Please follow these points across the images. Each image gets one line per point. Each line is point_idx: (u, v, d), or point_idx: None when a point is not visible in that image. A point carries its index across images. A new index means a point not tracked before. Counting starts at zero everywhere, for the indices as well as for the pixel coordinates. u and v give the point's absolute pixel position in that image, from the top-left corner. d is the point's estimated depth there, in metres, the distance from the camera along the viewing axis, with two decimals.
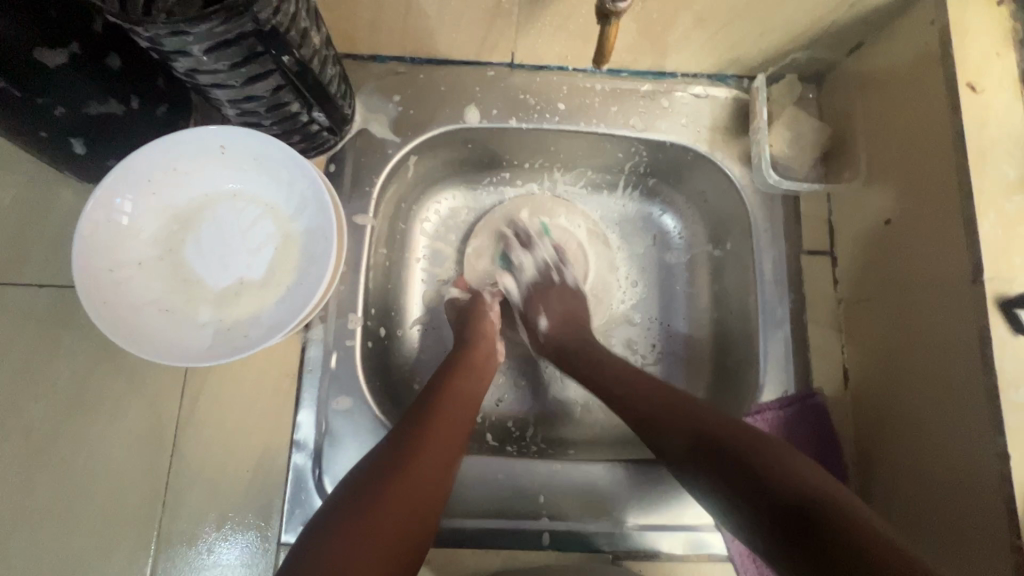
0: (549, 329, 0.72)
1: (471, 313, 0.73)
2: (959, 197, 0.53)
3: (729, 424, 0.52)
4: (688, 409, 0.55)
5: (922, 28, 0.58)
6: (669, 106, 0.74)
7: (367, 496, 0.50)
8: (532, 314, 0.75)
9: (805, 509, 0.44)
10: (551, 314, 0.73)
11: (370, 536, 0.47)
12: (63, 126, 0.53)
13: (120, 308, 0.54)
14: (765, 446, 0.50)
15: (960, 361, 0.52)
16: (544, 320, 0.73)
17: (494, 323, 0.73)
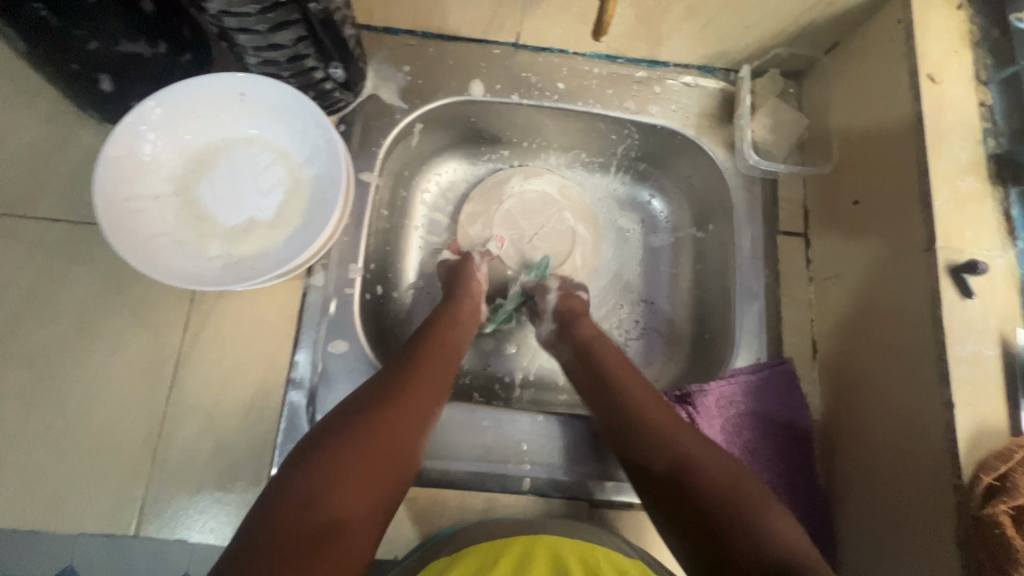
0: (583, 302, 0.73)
1: (458, 270, 0.76)
2: (918, 175, 0.58)
3: (669, 437, 0.54)
4: (637, 413, 0.57)
5: (891, 26, 0.64)
6: (661, 93, 0.79)
7: (358, 418, 0.52)
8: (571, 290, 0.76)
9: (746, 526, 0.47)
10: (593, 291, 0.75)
11: (361, 454, 0.50)
12: (95, 61, 0.56)
13: (136, 235, 0.57)
14: (699, 460, 0.52)
15: (913, 320, 0.57)
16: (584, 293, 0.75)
17: (480, 284, 0.76)
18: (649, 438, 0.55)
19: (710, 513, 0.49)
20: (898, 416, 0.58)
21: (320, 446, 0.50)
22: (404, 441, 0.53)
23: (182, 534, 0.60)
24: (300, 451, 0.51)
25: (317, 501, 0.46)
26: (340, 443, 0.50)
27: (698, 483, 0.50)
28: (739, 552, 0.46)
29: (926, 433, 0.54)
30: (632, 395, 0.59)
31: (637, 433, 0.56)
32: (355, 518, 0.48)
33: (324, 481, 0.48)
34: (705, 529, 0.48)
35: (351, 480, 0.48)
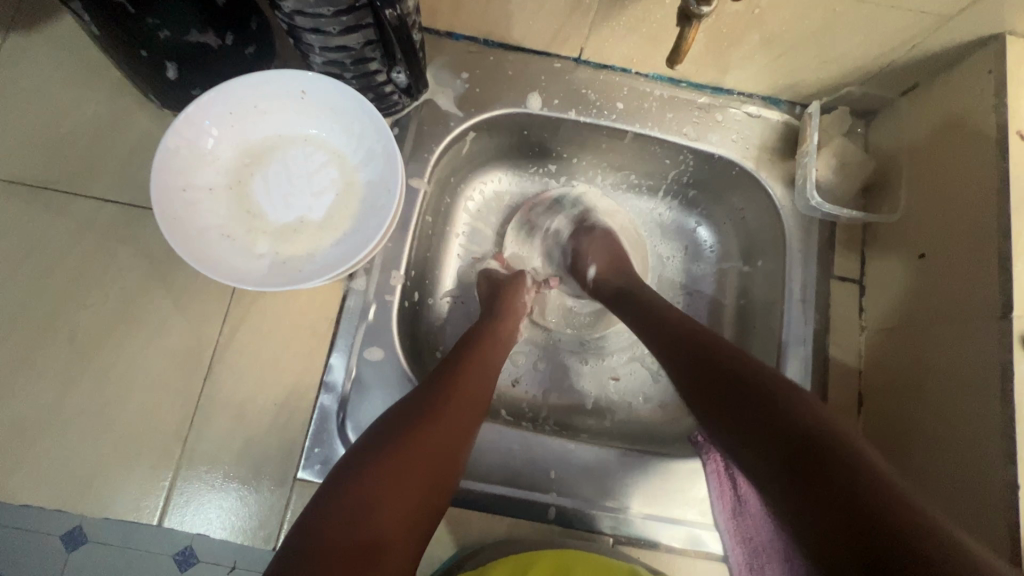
0: (597, 275, 0.76)
1: (504, 288, 0.75)
2: (997, 236, 0.55)
3: (780, 384, 0.50)
4: (704, 347, 0.56)
5: (980, 75, 0.61)
6: (722, 121, 0.77)
7: (400, 433, 0.51)
8: (582, 261, 0.78)
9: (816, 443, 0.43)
10: (600, 261, 0.76)
11: (404, 472, 0.48)
12: (163, 50, 0.56)
13: (188, 226, 0.56)
14: (811, 409, 0.47)
15: (978, 390, 0.54)
16: (593, 267, 0.76)
17: (524, 303, 0.75)
18: (750, 385, 0.50)
19: (834, 456, 0.42)
20: (950, 487, 0.55)
21: (361, 462, 0.49)
22: (439, 455, 0.51)
23: (203, 530, 0.60)
24: (341, 469, 0.50)
25: (351, 524, 0.45)
26: (381, 459, 0.49)
27: (815, 428, 0.44)
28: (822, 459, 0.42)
29: (979, 512, 0.52)
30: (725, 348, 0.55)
31: (723, 372, 0.52)
32: (396, 540, 0.46)
33: (366, 498, 0.46)
34: (827, 473, 0.41)
35: (385, 498, 0.47)
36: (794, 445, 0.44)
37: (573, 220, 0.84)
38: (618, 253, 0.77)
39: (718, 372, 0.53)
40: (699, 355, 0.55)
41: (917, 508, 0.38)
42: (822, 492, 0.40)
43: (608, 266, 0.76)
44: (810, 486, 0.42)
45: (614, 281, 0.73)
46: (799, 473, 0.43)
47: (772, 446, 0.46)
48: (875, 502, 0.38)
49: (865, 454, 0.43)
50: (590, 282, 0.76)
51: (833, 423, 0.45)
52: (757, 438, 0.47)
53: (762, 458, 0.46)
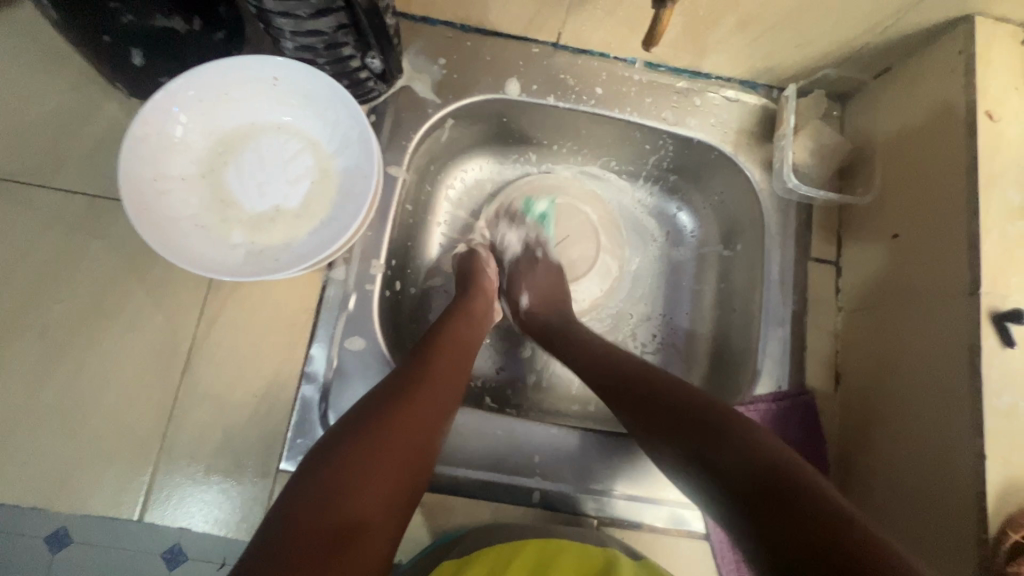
0: (530, 308, 0.73)
1: (473, 266, 0.75)
2: (966, 214, 0.56)
3: (724, 418, 0.49)
4: (655, 391, 0.55)
5: (950, 56, 0.61)
6: (700, 105, 0.77)
7: (374, 419, 0.51)
8: (514, 290, 0.75)
9: (781, 475, 0.43)
10: (533, 293, 0.74)
11: (379, 457, 0.48)
12: (127, 34, 0.54)
13: (160, 217, 0.55)
14: (741, 430, 0.47)
15: (947, 363, 0.56)
16: (526, 297, 0.74)
17: (493, 281, 0.75)
18: (704, 420, 0.50)
19: (777, 483, 0.42)
20: (923, 456, 0.57)
21: (334, 450, 0.48)
22: (415, 437, 0.52)
23: (185, 524, 0.59)
24: (314, 456, 0.49)
25: (327, 507, 0.45)
26: (354, 446, 0.48)
27: (775, 464, 0.44)
28: (794, 495, 0.41)
29: (953, 479, 0.53)
30: (679, 388, 0.54)
31: (672, 412, 0.52)
32: (374, 524, 0.46)
33: (342, 484, 0.46)
34: (769, 499, 0.42)
35: (362, 481, 0.47)
36: (752, 488, 0.43)
37: (515, 251, 0.80)
38: (555, 292, 0.75)
39: (652, 403, 0.54)
40: (645, 396, 0.55)
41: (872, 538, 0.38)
42: (786, 524, 0.40)
43: (544, 298, 0.74)
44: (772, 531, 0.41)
45: (545, 317, 0.71)
46: (759, 517, 0.42)
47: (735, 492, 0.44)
48: (814, 519, 0.39)
49: (812, 484, 0.42)
50: (521, 313, 0.73)
51: (782, 458, 0.44)
52: (714, 471, 0.46)
53: (726, 487, 0.45)
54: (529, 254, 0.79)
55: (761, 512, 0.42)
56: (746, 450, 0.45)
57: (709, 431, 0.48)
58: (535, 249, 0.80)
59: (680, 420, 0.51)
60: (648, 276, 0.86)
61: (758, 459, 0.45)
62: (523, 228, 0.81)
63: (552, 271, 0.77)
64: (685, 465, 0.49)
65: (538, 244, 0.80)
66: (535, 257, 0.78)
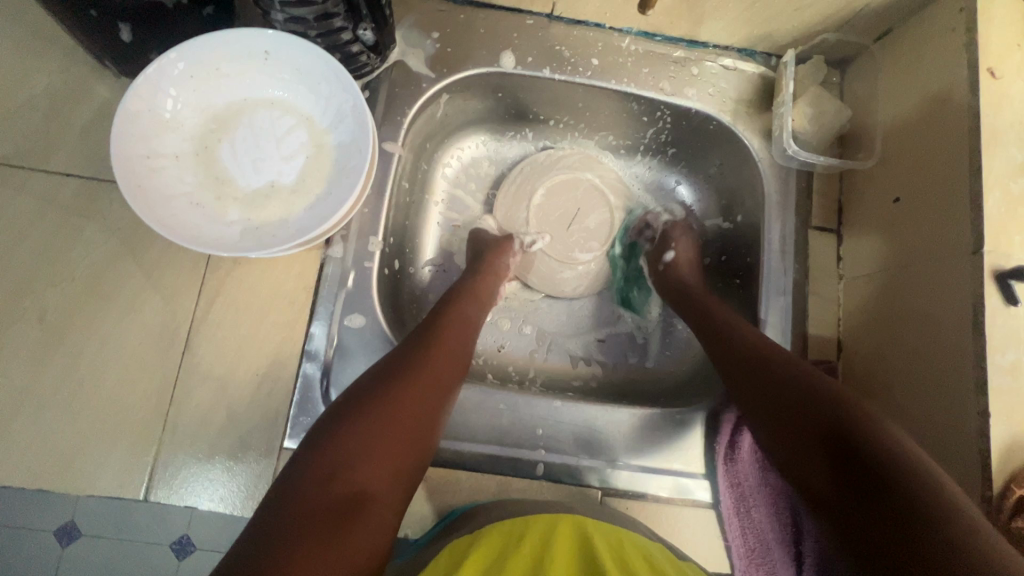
0: (674, 262, 0.77)
1: (490, 249, 0.75)
2: (969, 174, 0.56)
3: (815, 382, 0.52)
4: (763, 357, 0.57)
5: (952, 14, 0.60)
6: (698, 74, 0.76)
7: (377, 394, 0.51)
8: (662, 245, 0.79)
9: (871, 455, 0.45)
10: (680, 252, 0.78)
11: (383, 431, 0.49)
12: (113, 11, 0.53)
13: (153, 194, 0.55)
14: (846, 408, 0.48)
15: (951, 325, 0.55)
16: (672, 254, 0.78)
17: (508, 263, 0.75)
18: (798, 394, 0.52)
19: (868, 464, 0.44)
20: (925, 421, 0.57)
21: (338, 424, 0.49)
22: (419, 412, 0.52)
23: (192, 502, 0.60)
24: (318, 430, 0.49)
25: (332, 481, 0.45)
26: (359, 420, 0.49)
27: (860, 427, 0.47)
28: (880, 475, 0.44)
29: (955, 441, 0.53)
30: (750, 343, 0.58)
31: (771, 384, 0.54)
32: (379, 497, 0.47)
33: (344, 458, 0.46)
34: (859, 479, 0.45)
35: (367, 454, 0.47)
36: (830, 441, 0.47)
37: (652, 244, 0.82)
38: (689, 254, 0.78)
39: (755, 374, 0.56)
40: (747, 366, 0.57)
41: (943, 495, 0.42)
42: (873, 507, 0.43)
43: (688, 259, 0.77)
44: (848, 476, 0.45)
45: (688, 282, 0.74)
46: (846, 492, 0.45)
47: (812, 446, 0.49)
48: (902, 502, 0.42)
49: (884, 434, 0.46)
50: (661, 266, 0.78)
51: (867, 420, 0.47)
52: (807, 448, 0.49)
53: (816, 465, 0.48)
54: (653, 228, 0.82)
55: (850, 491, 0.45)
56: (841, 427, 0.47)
57: (804, 407, 0.50)
58: (661, 234, 0.82)
59: (782, 392, 0.53)
60: None
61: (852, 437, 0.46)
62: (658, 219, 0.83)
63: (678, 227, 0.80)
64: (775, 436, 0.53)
65: (655, 237, 0.82)
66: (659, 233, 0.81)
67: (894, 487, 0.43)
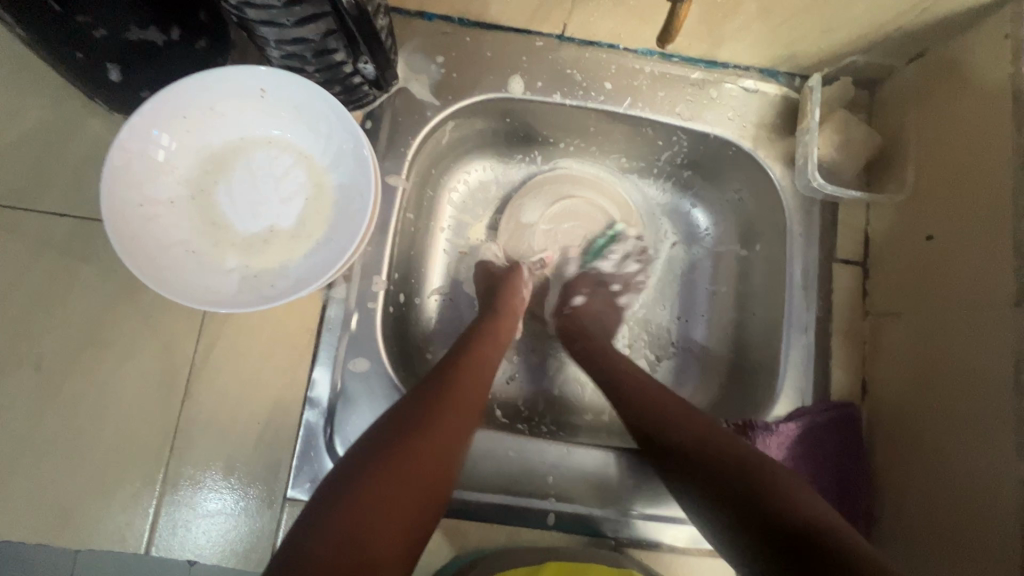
0: (579, 307, 0.74)
1: (503, 283, 0.72)
2: (1012, 219, 0.52)
3: (706, 429, 0.52)
4: (650, 399, 0.57)
5: (996, 41, 0.56)
6: (717, 98, 0.72)
7: (396, 446, 0.48)
8: (572, 288, 0.77)
9: (773, 502, 0.44)
10: (588, 297, 0.75)
11: (400, 487, 0.46)
12: (101, 51, 0.51)
13: (148, 245, 0.52)
14: (745, 458, 0.48)
15: (989, 379, 0.52)
16: (580, 298, 0.76)
17: (523, 298, 0.72)
18: (690, 444, 0.51)
19: (770, 515, 0.43)
20: (961, 479, 0.54)
21: (355, 475, 0.46)
22: (433, 466, 0.49)
23: (193, 555, 0.58)
24: (335, 477, 0.47)
25: (339, 547, 0.42)
26: (374, 474, 0.46)
27: (744, 476, 0.46)
28: (778, 523, 0.42)
29: (991, 503, 0.50)
30: (658, 396, 0.57)
31: (662, 435, 0.53)
32: (387, 561, 0.43)
33: (360, 517, 0.44)
34: (761, 525, 0.43)
35: (375, 517, 0.44)
36: (735, 497, 0.46)
37: (598, 226, 0.81)
38: (610, 320, 0.75)
39: (648, 426, 0.55)
40: (639, 414, 0.56)
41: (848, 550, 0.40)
42: (774, 558, 0.42)
43: (592, 306, 0.75)
44: (762, 548, 0.43)
45: (584, 326, 0.72)
46: (750, 541, 0.44)
47: (743, 518, 0.45)
48: (808, 548, 0.40)
49: (799, 504, 0.44)
50: (567, 310, 0.75)
51: (768, 471, 0.47)
52: (705, 496, 0.48)
53: (716, 512, 0.47)
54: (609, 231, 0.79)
55: (752, 542, 0.44)
56: (728, 477, 0.47)
57: (695, 457, 0.50)
58: (634, 229, 0.81)
59: (675, 441, 0.52)
60: (666, 276, 0.82)
61: (743, 486, 0.46)
62: (628, 231, 0.81)
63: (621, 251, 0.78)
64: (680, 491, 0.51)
65: (630, 225, 0.81)
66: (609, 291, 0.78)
67: (803, 546, 0.41)
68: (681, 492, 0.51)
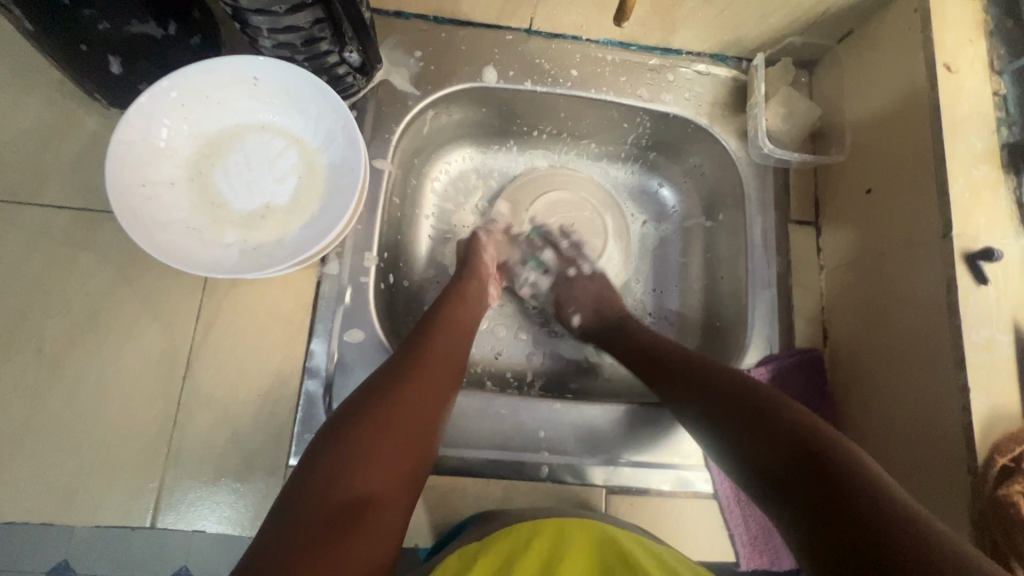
0: (584, 323, 0.77)
1: (468, 252, 0.76)
2: (934, 163, 0.59)
3: (749, 387, 0.55)
4: (699, 366, 0.60)
5: (907, 15, 0.64)
6: (674, 81, 0.79)
7: (380, 398, 0.52)
8: (565, 309, 0.79)
9: (807, 445, 0.47)
10: (584, 310, 0.77)
11: (385, 433, 0.50)
12: (103, 43, 0.55)
13: (151, 222, 0.55)
14: (787, 412, 0.51)
15: (928, 306, 0.58)
16: (578, 317, 0.77)
17: (489, 266, 0.76)
18: (733, 394, 0.55)
19: (809, 455, 0.46)
20: (912, 401, 0.59)
21: (349, 421, 0.50)
22: (421, 412, 0.53)
23: (199, 526, 0.60)
24: (330, 426, 0.51)
25: (337, 481, 0.46)
26: (363, 421, 0.50)
27: (787, 424, 0.49)
28: (815, 463, 0.45)
29: (939, 415, 0.56)
30: (705, 362, 0.61)
31: (712, 388, 0.57)
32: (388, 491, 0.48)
33: (350, 460, 0.48)
34: (801, 466, 0.46)
35: (370, 456, 0.48)
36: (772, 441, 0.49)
37: (552, 268, 0.82)
38: (603, 292, 0.78)
39: (688, 388, 0.59)
40: (684, 376, 0.60)
41: (873, 480, 0.43)
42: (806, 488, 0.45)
43: (592, 315, 0.77)
44: (800, 487, 0.45)
45: (596, 326, 0.75)
46: (789, 482, 0.46)
47: (774, 459, 0.48)
48: (836, 482, 0.43)
49: (833, 447, 0.46)
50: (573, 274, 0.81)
51: (798, 418, 0.50)
52: (745, 443, 0.51)
53: (756, 454, 0.50)
54: (568, 276, 0.81)
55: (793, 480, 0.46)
56: (769, 425, 0.50)
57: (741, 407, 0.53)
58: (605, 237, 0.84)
59: (721, 400, 0.55)
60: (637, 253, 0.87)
61: (786, 436, 0.48)
62: (546, 258, 0.83)
63: (594, 279, 0.80)
64: (721, 446, 0.54)
65: (572, 260, 0.82)
66: (569, 275, 0.81)
67: (833, 480, 0.43)
68: (721, 447, 0.54)
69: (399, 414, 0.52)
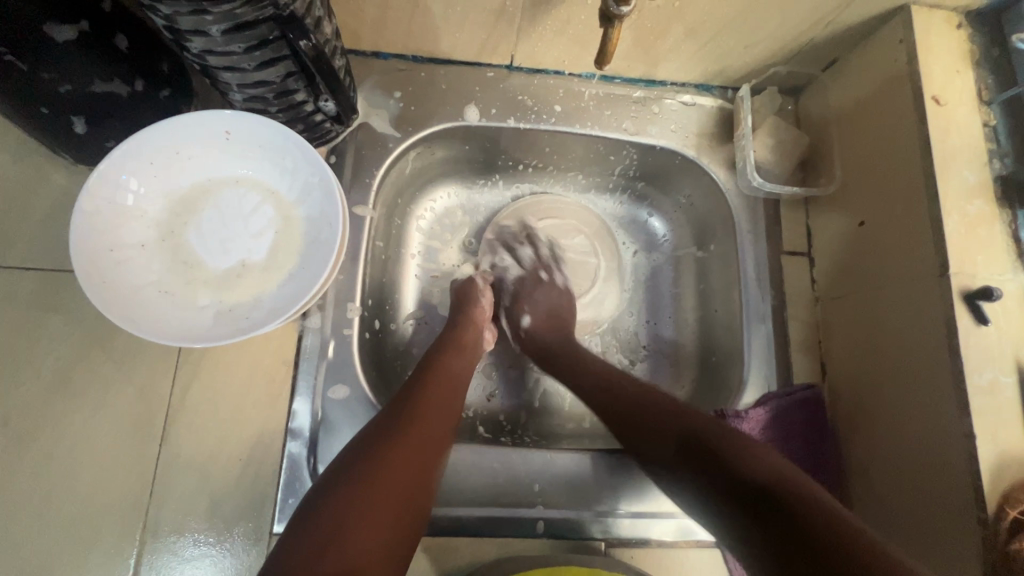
0: (530, 327, 0.75)
1: (462, 295, 0.74)
2: (927, 199, 0.58)
3: (714, 427, 0.52)
4: (657, 403, 0.57)
5: (892, 45, 0.63)
6: (659, 112, 0.77)
7: (368, 459, 0.50)
8: (515, 309, 0.77)
9: (774, 493, 0.44)
10: (535, 312, 0.75)
11: (376, 497, 0.47)
12: (65, 105, 0.53)
13: (119, 288, 0.53)
14: (751, 455, 0.48)
15: (928, 345, 0.56)
16: (528, 317, 0.75)
17: (485, 309, 0.74)
18: (697, 436, 0.52)
19: (777, 506, 0.44)
20: (916, 444, 0.57)
21: (334, 488, 0.47)
22: (413, 472, 0.51)
23: None
24: (315, 493, 0.48)
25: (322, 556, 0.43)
26: (350, 486, 0.47)
27: (748, 473, 0.47)
28: (785, 517, 0.43)
29: (945, 460, 0.54)
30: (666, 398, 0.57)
31: (675, 428, 0.54)
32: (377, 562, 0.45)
33: (334, 531, 0.44)
34: (770, 518, 0.43)
35: (357, 524, 0.45)
36: (739, 491, 0.46)
37: (514, 279, 0.80)
38: (561, 312, 0.76)
39: (650, 428, 0.55)
40: (644, 414, 0.57)
41: (845, 531, 0.41)
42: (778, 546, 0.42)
43: (545, 320, 0.75)
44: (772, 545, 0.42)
45: (546, 342, 0.72)
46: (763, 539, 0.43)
47: (745, 511, 0.45)
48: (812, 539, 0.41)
49: (807, 496, 0.44)
50: (522, 334, 0.75)
51: (766, 464, 0.47)
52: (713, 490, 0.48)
53: (726, 504, 0.47)
54: (536, 277, 0.79)
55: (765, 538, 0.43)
56: (732, 471, 0.47)
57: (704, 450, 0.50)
58: (539, 271, 0.80)
59: (686, 442, 0.52)
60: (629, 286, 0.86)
61: (754, 485, 0.46)
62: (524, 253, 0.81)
63: (552, 290, 0.78)
64: (691, 493, 0.51)
65: (548, 265, 0.81)
66: (536, 278, 0.79)
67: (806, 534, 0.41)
68: (692, 493, 0.51)
69: (388, 476, 0.49)
